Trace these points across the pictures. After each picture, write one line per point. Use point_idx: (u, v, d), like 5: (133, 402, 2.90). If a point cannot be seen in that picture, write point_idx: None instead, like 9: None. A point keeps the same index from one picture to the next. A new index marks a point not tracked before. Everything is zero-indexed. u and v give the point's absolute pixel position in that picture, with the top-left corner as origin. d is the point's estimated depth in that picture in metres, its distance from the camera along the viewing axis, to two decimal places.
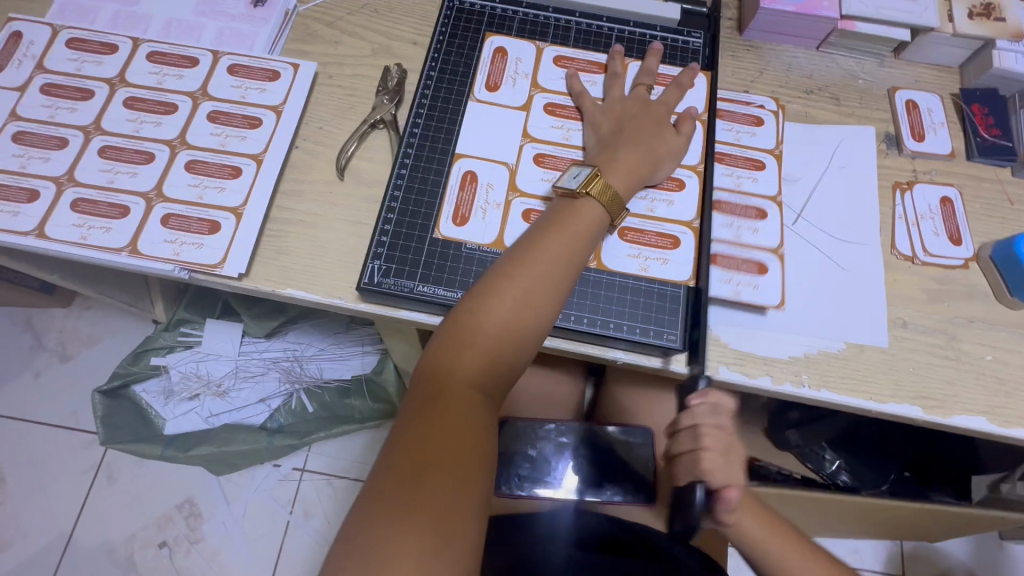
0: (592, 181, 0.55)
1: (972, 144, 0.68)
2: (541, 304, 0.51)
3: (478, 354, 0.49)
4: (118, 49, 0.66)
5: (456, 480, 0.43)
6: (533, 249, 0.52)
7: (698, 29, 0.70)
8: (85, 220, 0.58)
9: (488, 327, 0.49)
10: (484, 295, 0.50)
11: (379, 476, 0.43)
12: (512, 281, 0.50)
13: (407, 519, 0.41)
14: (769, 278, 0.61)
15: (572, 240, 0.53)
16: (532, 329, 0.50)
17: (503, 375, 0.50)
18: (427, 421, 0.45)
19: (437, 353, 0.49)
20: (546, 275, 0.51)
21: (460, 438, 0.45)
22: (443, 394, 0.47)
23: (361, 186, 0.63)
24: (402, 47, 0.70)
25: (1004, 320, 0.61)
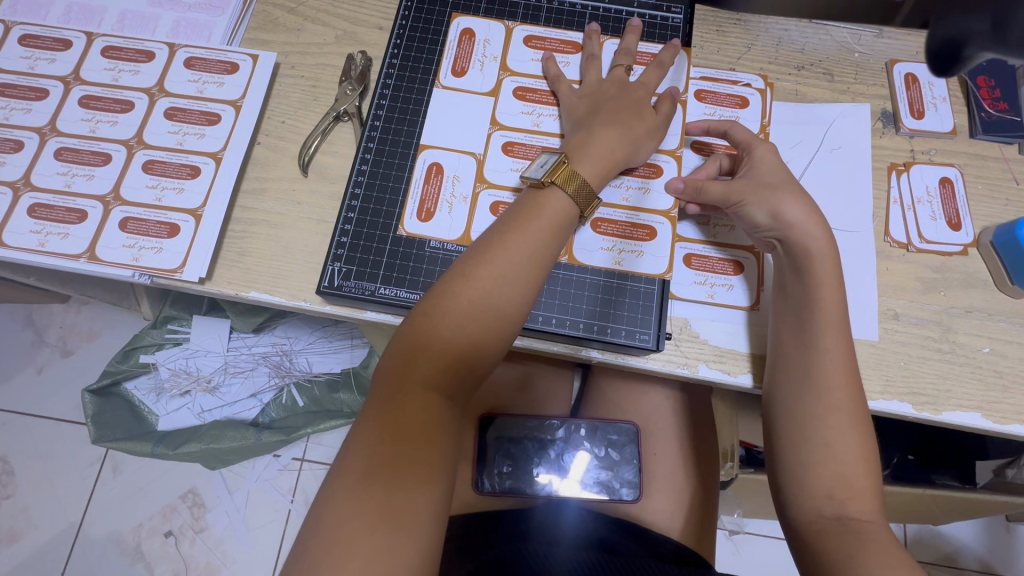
0: (559, 171, 0.52)
1: (975, 119, 0.63)
2: (505, 302, 0.48)
3: (436, 356, 0.47)
4: (72, 44, 0.63)
5: (413, 479, 0.42)
6: (495, 245, 0.50)
7: (679, 4, 0.66)
8: (42, 226, 0.57)
9: (449, 326, 0.47)
10: (445, 293, 0.48)
11: (334, 477, 0.42)
12: (474, 278, 0.48)
13: (362, 518, 0.39)
14: (745, 276, 0.58)
15: (537, 233, 0.50)
16: (495, 329, 0.48)
17: (465, 377, 0.48)
18: (383, 422, 0.44)
19: (393, 354, 0.47)
20: (508, 272, 0.49)
21: (418, 438, 0.44)
22: (401, 393, 0.45)
23: (325, 183, 0.60)
24: (367, 33, 0.67)
25: (1004, 309, 0.58)
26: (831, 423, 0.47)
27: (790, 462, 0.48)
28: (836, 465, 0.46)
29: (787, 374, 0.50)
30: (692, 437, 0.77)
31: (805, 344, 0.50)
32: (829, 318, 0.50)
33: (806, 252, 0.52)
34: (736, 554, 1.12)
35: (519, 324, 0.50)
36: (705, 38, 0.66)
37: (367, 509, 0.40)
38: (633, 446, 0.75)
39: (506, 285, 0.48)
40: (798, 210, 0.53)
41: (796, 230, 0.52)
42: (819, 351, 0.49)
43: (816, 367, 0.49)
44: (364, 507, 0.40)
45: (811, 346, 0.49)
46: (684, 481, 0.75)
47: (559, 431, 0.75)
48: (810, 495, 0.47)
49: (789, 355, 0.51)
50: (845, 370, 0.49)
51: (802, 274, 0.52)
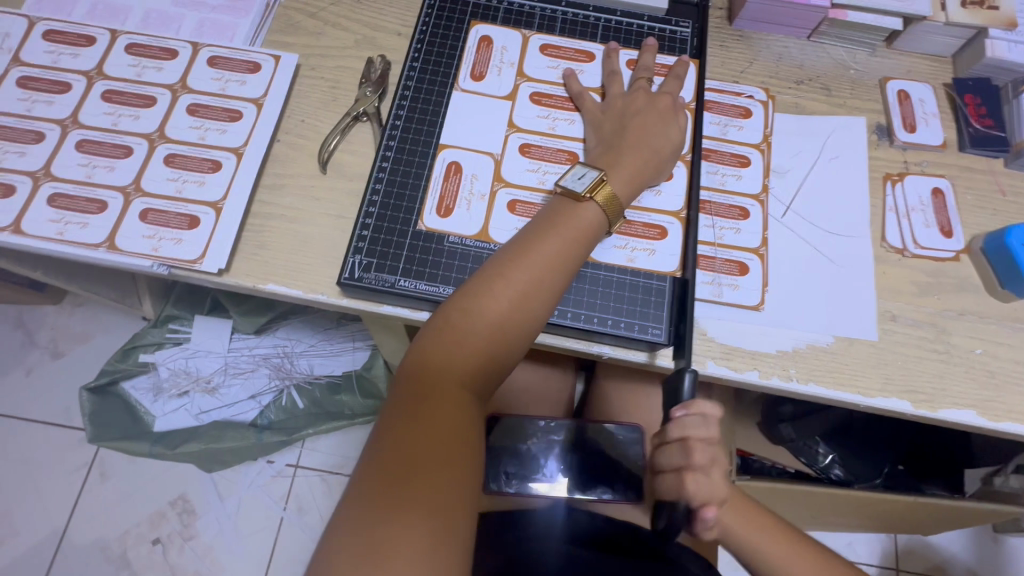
0: (597, 188, 0.54)
1: (963, 134, 0.67)
2: (536, 307, 0.50)
3: (469, 354, 0.48)
4: (96, 41, 0.65)
5: (448, 480, 0.43)
6: (529, 249, 0.51)
7: (687, 18, 0.69)
8: (62, 216, 0.57)
9: (482, 326, 0.48)
10: (478, 294, 0.49)
11: (369, 470, 0.43)
12: (507, 281, 0.49)
13: (398, 518, 0.40)
14: (750, 277, 0.60)
15: (566, 240, 0.52)
16: (524, 329, 0.50)
17: (492, 377, 0.49)
18: (416, 420, 0.44)
19: (425, 352, 0.48)
20: (540, 277, 0.50)
21: (450, 435, 0.45)
22: (431, 392, 0.46)
23: (344, 180, 0.62)
24: (386, 38, 0.69)
25: (995, 312, 0.60)
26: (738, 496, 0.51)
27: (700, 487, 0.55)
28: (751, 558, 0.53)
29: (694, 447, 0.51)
30: None
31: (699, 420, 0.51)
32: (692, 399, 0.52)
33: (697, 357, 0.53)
34: (731, 562, 1.13)
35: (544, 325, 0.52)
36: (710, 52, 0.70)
37: (405, 508, 0.41)
38: (638, 446, 0.76)
39: (537, 289, 0.50)
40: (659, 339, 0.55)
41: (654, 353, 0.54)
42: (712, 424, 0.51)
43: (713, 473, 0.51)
44: (399, 509, 0.41)
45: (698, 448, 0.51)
46: None
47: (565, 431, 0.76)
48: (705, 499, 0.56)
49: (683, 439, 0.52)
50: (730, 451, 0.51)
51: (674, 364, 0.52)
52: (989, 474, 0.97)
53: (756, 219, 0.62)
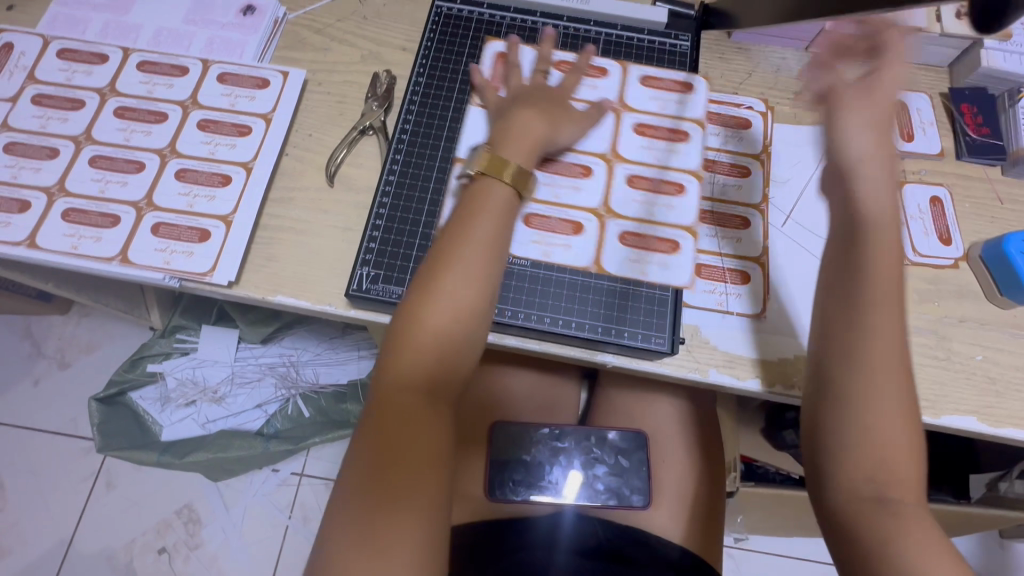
0: (492, 161, 0.54)
1: (960, 143, 0.68)
2: (473, 297, 0.50)
3: (416, 360, 0.48)
4: (109, 59, 0.66)
5: (420, 479, 0.44)
6: (455, 247, 0.51)
7: (686, 32, 0.71)
8: (76, 230, 0.58)
9: (428, 329, 0.48)
10: (419, 300, 0.49)
11: (344, 487, 0.44)
12: (441, 282, 0.49)
13: (375, 526, 0.41)
14: (751, 287, 0.61)
15: (484, 233, 0.52)
16: (467, 319, 0.50)
17: (449, 377, 0.49)
18: (374, 433, 0.45)
19: (383, 368, 0.48)
20: (466, 270, 0.50)
21: (416, 438, 0.45)
22: (390, 402, 0.47)
23: (351, 193, 0.63)
24: (392, 53, 0.70)
25: (994, 319, 0.61)
26: (884, 393, 0.48)
27: (836, 443, 0.48)
28: (876, 408, 0.47)
29: (842, 337, 0.50)
30: (704, 447, 0.79)
31: (867, 278, 0.51)
32: (884, 361, 0.48)
33: (870, 218, 0.53)
34: (737, 569, 1.13)
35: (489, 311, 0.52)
36: (710, 64, 0.71)
37: (369, 518, 0.42)
38: (642, 452, 0.77)
39: (473, 282, 0.50)
40: (872, 317, 0.49)
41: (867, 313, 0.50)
42: (875, 278, 0.51)
43: (866, 344, 0.49)
44: (363, 520, 0.41)
45: (868, 317, 0.50)
46: (698, 488, 0.77)
47: (568, 439, 0.76)
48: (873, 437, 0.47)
49: (842, 322, 0.51)
50: (899, 338, 0.49)
51: (844, 317, 0.51)
52: (995, 479, 0.95)
53: (756, 229, 0.63)
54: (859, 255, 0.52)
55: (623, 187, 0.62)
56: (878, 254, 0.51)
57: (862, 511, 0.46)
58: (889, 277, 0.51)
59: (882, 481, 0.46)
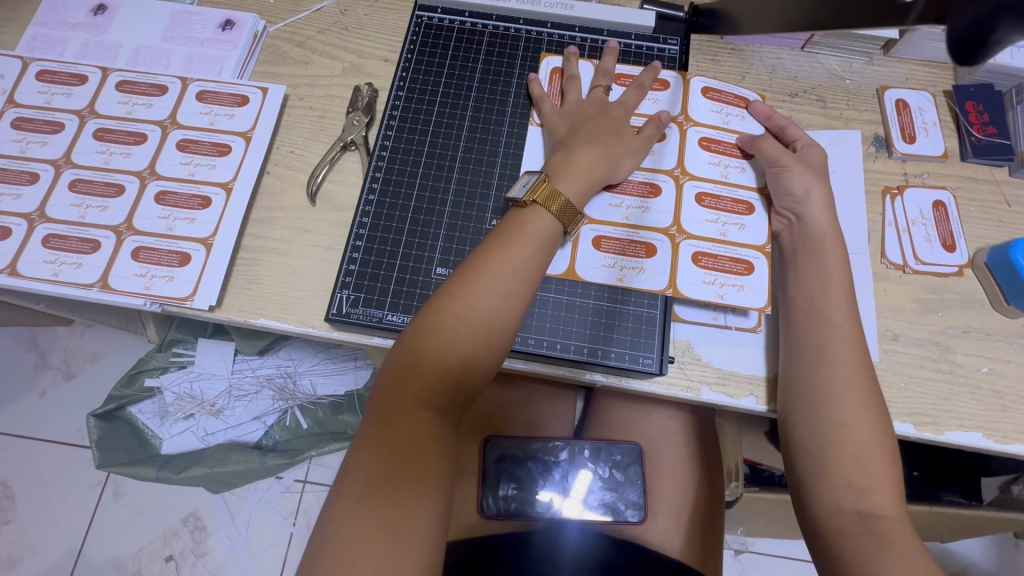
0: (540, 189, 0.53)
1: (965, 143, 0.65)
2: (495, 320, 0.49)
3: (434, 372, 0.47)
4: (88, 79, 0.65)
5: (410, 500, 0.42)
6: (482, 262, 0.50)
7: (675, 36, 0.68)
8: (57, 256, 0.58)
9: (442, 345, 0.47)
10: (437, 313, 0.48)
11: (336, 495, 0.42)
12: (462, 297, 0.48)
13: (356, 539, 0.40)
14: (757, 277, 0.58)
15: (526, 251, 0.51)
16: (488, 343, 0.49)
17: (459, 395, 0.48)
18: (381, 440, 0.44)
19: (390, 373, 0.47)
20: (495, 289, 0.49)
21: (413, 455, 0.44)
22: (394, 413, 0.45)
23: (333, 211, 0.62)
24: (374, 65, 0.69)
25: (1001, 329, 0.59)
26: (844, 402, 0.49)
27: (806, 446, 0.50)
28: (835, 417, 0.49)
29: (800, 349, 0.52)
30: (701, 456, 0.78)
31: (818, 290, 0.53)
32: (851, 362, 0.50)
33: (816, 234, 0.56)
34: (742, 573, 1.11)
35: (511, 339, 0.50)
36: (701, 67, 0.68)
37: (366, 526, 0.40)
38: (637, 466, 0.75)
39: (495, 302, 0.49)
40: (833, 315, 0.52)
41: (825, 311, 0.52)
42: (823, 288, 0.53)
43: (824, 355, 0.51)
44: (358, 526, 0.40)
45: (821, 329, 0.52)
46: (697, 501, 0.75)
47: (565, 452, 0.75)
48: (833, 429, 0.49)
49: (800, 334, 0.53)
50: (857, 347, 0.51)
51: (812, 317, 0.53)
52: (1007, 482, 0.94)
53: (761, 217, 0.60)
54: (805, 267, 0.55)
55: (608, 195, 0.60)
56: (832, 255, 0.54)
57: (847, 529, 0.46)
58: (838, 288, 0.53)
59: (861, 491, 0.46)
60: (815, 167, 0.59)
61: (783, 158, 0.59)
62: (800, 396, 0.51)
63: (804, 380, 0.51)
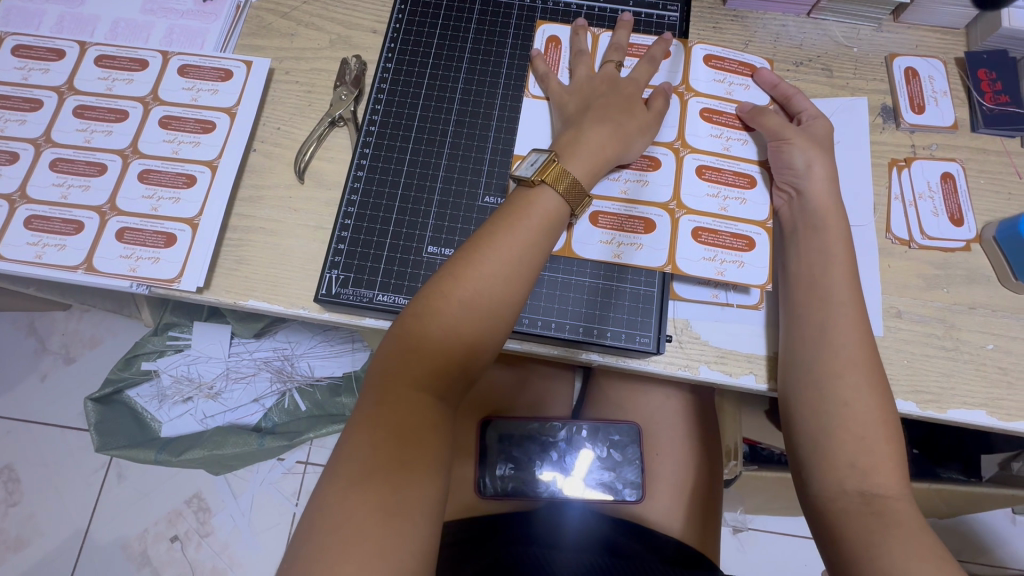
0: (550, 169, 0.51)
1: (976, 113, 0.63)
2: (494, 303, 0.47)
3: (430, 356, 0.46)
4: (66, 54, 0.63)
5: (404, 487, 0.41)
6: (480, 244, 0.49)
7: (675, 1, 0.65)
8: (40, 238, 0.57)
9: (438, 328, 0.46)
10: (432, 297, 0.47)
11: (327, 479, 0.41)
12: (460, 279, 0.47)
13: (347, 523, 0.39)
14: (758, 253, 0.56)
15: (529, 232, 0.49)
16: (486, 328, 0.47)
17: (459, 378, 0.47)
18: (377, 421, 0.43)
19: (385, 357, 0.46)
20: (492, 272, 0.47)
21: (409, 441, 0.43)
22: (389, 397, 0.44)
23: (322, 189, 0.60)
24: (362, 36, 0.66)
25: (1008, 305, 0.57)
26: (846, 382, 0.48)
27: (810, 428, 0.49)
28: (838, 397, 0.48)
29: (802, 328, 0.51)
30: (700, 435, 0.77)
31: (820, 267, 0.52)
32: (855, 339, 0.49)
33: (817, 209, 0.54)
34: (741, 550, 1.12)
35: (510, 325, 0.49)
36: (702, 35, 0.66)
37: (356, 511, 0.39)
38: (636, 445, 0.75)
39: (493, 285, 0.47)
40: (836, 290, 0.51)
41: (825, 286, 0.51)
42: (826, 264, 0.52)
43: (826, 334, 0.50)
44: (354, 507, 0.39)
45: (825, 308, 0.51)
46: (694, 478, 0.75)
47: (562, 432, 0.75)
48: (836, 411, 0.47)
49: (803, 313, 0.52)
50: (861, 324, 0.50)
51: (815, 294, 0.51)
52: (1007, 459, 0.95)
53: (763, 190, 0.58)
54: (806, 245, 0.53)
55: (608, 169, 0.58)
56: (835, 231, 0.53)
57: (850, 511, 0.45)
58: (841, 265, 0.52)
59: (864, 471, 0.45)
60: (818, 139, 0.57)
61: (786, 131, 0.56)
62: (802, 378, 0.50)
63: (805, 360, 0.50)
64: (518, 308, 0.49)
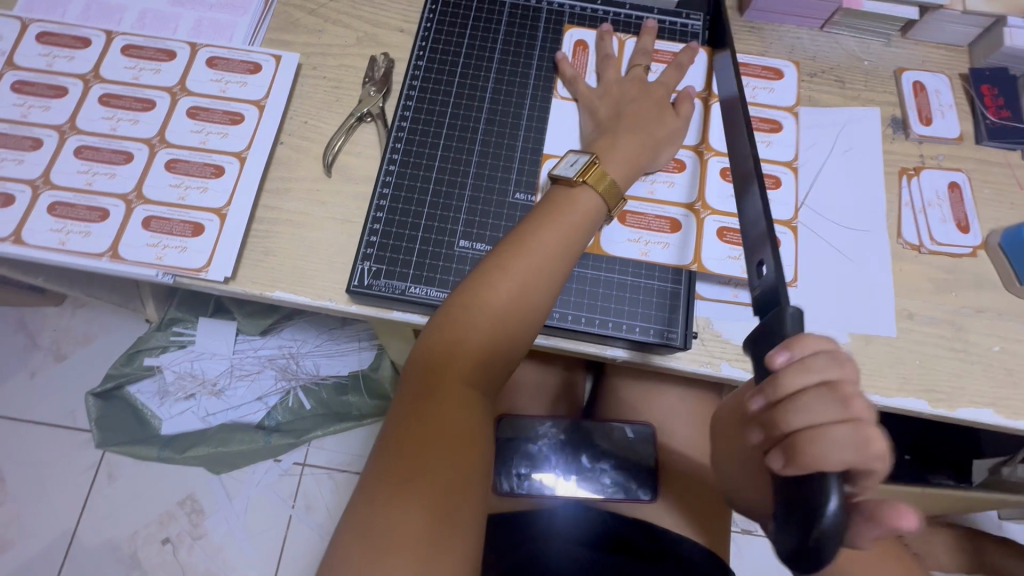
0: (590, 171, 0.53)
1: (980, 126, 0.66)
2: (537, 298, 0.48)
3: (473, 349, 0.46)
4: (92, 43, 0.63)
5: (453, 480, 0.42)
6: (522, 241, 0.49)
7: (697, 11, 0.67)
8: (63, 224, 0.56)
9: (482, 322, 0.47)
10: (475, 291, 0.48)
11: (374, 472, 0.42)
12: (503, 275, 0.48)
13: (400, 514, 0.39)
14: (783, 250, 0.60)
15: (569, 230, 0.50)
16: (526, 323, 0.48)
17: (496, 371, 0.48)
18: (423, 415, 0.43)
19: (427, 350, 0.47)
20: (534, 269, 0.48)
21: (455, 434, 0.43)
22: (434, 390, 0.45)
23: (350, 183, 0.60)
24: (389, 35, 0.67)
25: (1013, 309, 0.60)
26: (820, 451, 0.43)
27: None
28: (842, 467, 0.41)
29: None
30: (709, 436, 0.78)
31: None
32: None
33: None
34: (740, 553, 1.13)
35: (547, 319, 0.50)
36: None
37: (407, 504, 0.40)
38: (649, 444, 0.76)
39: (535, 281, 0.48)
40: None
41: None
42: None
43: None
44: (405, 506, 0.40)
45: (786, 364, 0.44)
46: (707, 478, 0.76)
47: (577, 431, 0.76)
48: None
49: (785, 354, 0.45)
50: None
51: None
52: (998, 463, 0.93)
53: (780, 197, 0.62)
54: None
55: None
56: None
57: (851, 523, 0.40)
58: None
59: None
60: None
61: None
62: None
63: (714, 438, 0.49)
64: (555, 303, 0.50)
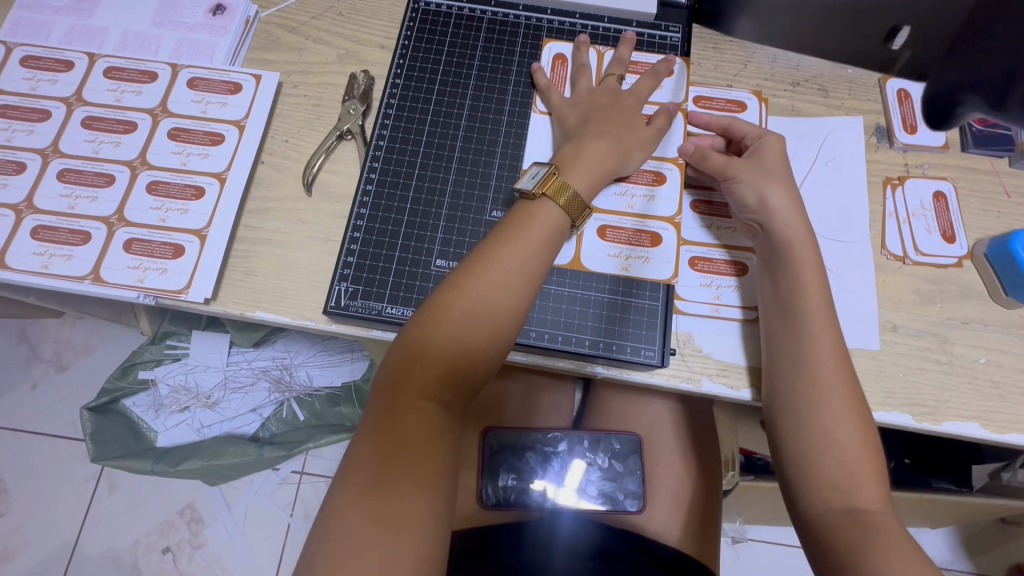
0: (551, 182, 0.53)
1: (966, 134, 0.65)
2: (498, 312, 0.48)
3: (435, 365, 0.46)
4: (74, 66, 0.63)
5: (413, 492, 0.41)
6: (485, 255, 0.49)
7: (677, 23, 0.67)
8: (46, 248, 0.57)
9: (442, 338, 0.47)
10: (436, 307, 0.48)
11: (338, 486, 0.42)
12: (463, 290, 0.48)
13: (360, 526, 0.39)
14: (752, 276, 0.59)
15: (532, 242, 0.50)
16: (491, 336, 0.48)
17: (465, 385, 0.48)
18: (386, 429, 0.43)
19: (391, 365, 0.47)
20: (497, 281, 0.48)
21: (415, 447, 0.43)
22: (396, 405, 0.45)
23: (330, 202, 0.61)
24: (370, 52, 0.67)
25: (999, 319, 0.59)
26: (828, 410, 0.48)
27: (789, 447, 0.49)
28: (828, 418, 0.48)
29: (782, 348, 0.51)
30: (695, 445, 0.78)
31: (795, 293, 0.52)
32: (828, 365, 0.49)
33: (794, 243, 0.53)
34: (737, 561, 1.12)
35: (513, 333, 0.50)
36: (702, 55, 0.67)
37: (369, 515, 0.40)
38: (636, 456, 0.75)
39: (496, 293, 0.48)
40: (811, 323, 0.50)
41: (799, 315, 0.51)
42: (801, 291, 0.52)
43: (806, 359, 0.50)
44: (365, 518, 0.39)
45: (800, 333, 0.51)
46: (696, 487, 0.76)
47: (563, 443, 0.75)
48: (812, 431, 0.48)
49: (782, 340, 0.51)
50: (837, 349, 0.50)
51: (789, 315, 0.52)
52: (997, 469, 0.92)
53: None
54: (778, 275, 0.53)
55: (616, 185, 0.60)
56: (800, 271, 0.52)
57: (835, 523, 0.45)
58: (815, 289, 0.52)
59: (845, 490, 0.46)
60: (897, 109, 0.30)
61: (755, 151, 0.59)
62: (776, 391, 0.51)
63: None
64: (521, 316, 0.50)
